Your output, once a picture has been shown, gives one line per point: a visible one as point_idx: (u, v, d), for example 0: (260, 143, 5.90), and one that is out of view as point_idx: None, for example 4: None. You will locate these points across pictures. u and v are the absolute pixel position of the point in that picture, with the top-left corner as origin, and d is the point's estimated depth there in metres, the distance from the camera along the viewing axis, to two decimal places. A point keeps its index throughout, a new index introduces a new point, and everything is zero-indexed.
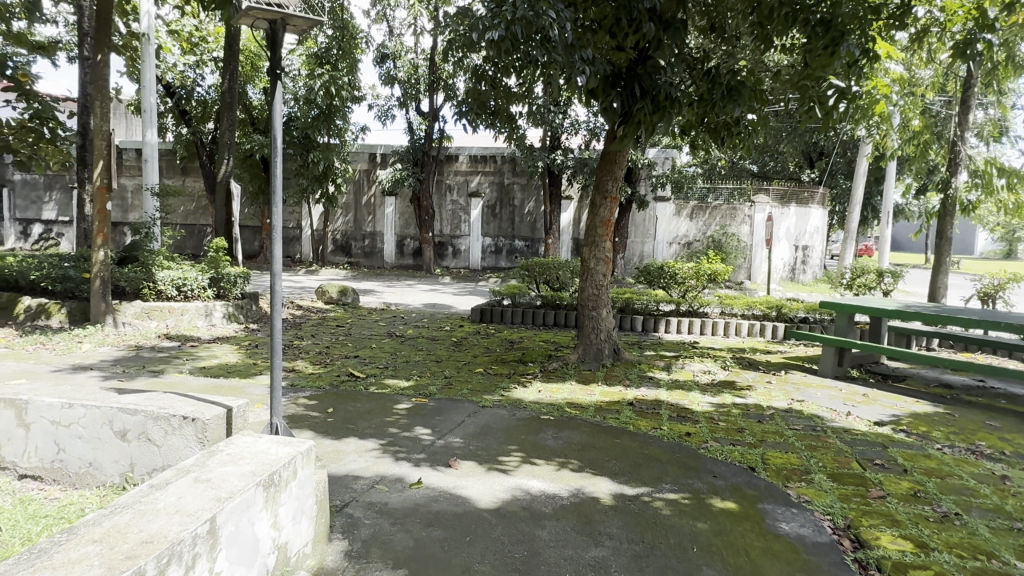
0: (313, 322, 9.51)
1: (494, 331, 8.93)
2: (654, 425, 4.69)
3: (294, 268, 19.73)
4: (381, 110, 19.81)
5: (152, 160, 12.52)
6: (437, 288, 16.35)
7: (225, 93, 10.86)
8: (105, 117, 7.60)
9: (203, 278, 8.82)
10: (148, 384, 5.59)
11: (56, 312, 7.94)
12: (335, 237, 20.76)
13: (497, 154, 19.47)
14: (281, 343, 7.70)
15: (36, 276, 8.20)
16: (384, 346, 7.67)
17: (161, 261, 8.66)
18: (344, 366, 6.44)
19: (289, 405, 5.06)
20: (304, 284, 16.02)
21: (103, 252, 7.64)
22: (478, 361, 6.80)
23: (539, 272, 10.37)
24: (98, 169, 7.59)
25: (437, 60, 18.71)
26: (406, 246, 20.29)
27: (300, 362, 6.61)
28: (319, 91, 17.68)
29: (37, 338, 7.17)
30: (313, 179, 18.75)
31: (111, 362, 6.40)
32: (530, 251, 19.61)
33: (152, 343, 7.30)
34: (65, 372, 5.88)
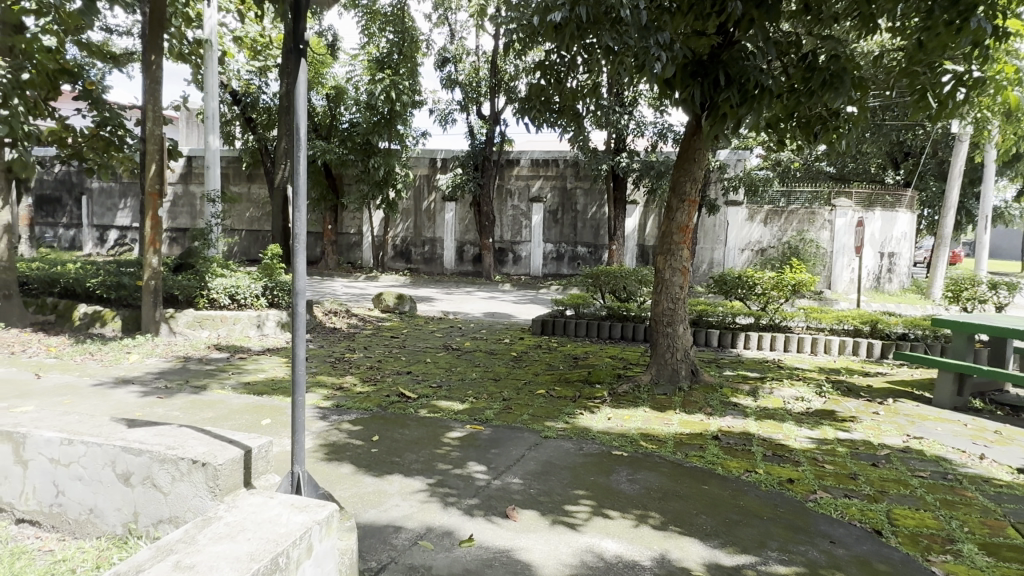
0: (368, 332, 9.12)
1: (556, 346, 8.30)
2: (747, 467, 3.99)
3: (354, 274, 19.62)
4: (441, 115, 19.50)
5: (213, 166, 12.48)
6: (497, 296, 15.89)
7: (283, 98, 10.59)
8: (159, 122, 7.42)
9: (255, 286, 8.48)
10: (187, 402, 5.22)
11: (109, 320, 7.74)
12: (394, 243, 20.59)
13: (559, 157, 18.87)
14: (333, 356, 7.29)
15: (92, 283, 8.07)
16: (438, 361, 7.17)
17: (215, 268, 8.46)
18: (395, 384, 5.95)
19: (332, 431, 4.58)
20: (363, 291, 15.80)
21: (155, 259, 7.45)
22: (543, 382, 6.17)
23: (606, 281, 9.63)
24: (149, 174, 7.39)
25: (498, 62, 18.31)
26: (466, 252, 19.88)
27: (349, 379, 6.16)
28: (380, 96, 17.50)
29: (87, 347, 6.97)
30: (374, 184, 18.62)
31: (155, 375, 6.11)
32: (593, 258, 18.87)
33: (201, 355, 7.00)
34: (106, 387, 5.59)
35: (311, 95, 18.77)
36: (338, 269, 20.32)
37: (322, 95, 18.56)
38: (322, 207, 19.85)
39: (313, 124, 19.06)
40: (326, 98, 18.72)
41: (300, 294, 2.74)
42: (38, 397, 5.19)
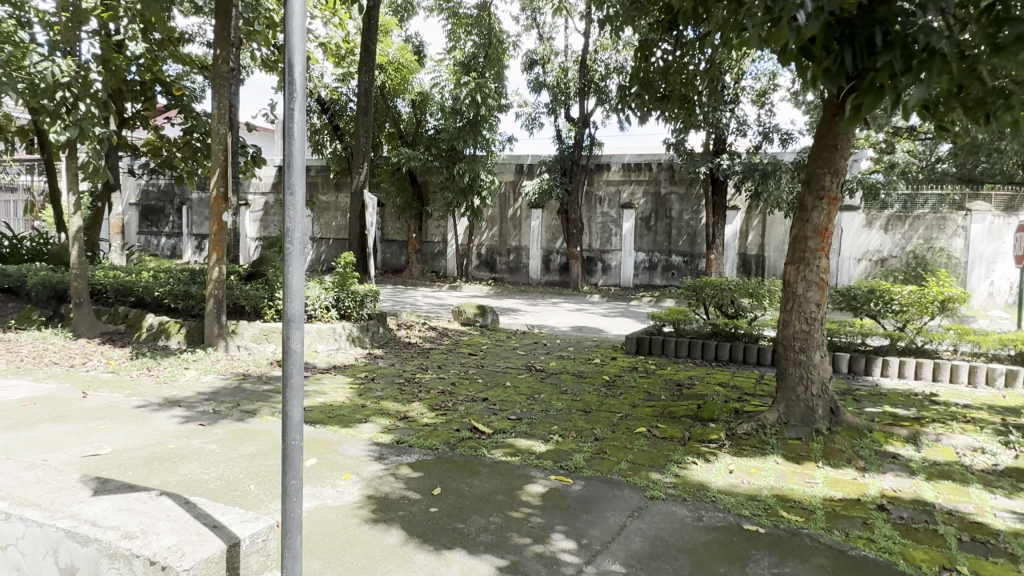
0: (444, 348, 8.37)
1: (655, 369, 7.23)
2: (942, 562, 2.86)
3: (438, 283, 19.11)
4: (528, 119, 18.76)
5: None
6: (585, 308, 14.93)
7: (362, 97, 10.01)
8: (224, 121, 6.90)
9: (326, 296, 7.88)
10: (229, 430, 4.54)
11: (175, 332, 7.34)
12: (479, 252, 19.93)
13: (653, 160, 17.69)
14: (402, 376, 6.53)
15: (160, 292, 7.72)
16: (519, 386, 6.28)
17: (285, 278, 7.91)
18: (468, 415, 5.10)
19: (386, 478, 3.75)
20: (445, 301, 15.19)
21: (217, 269, 6.93)
22: (643, 417, 5.14)
23: (710, 294, 8.46)
24: (215, 178, 6.89)
25: (588, 62, 17.42)
26: (553, 261, 18.96)
27: (417, 407, 5.36)
28: (465, 100, 16.92)
29: (147, 361, 6.51)
30: (458, 192, 18.01)
31: (209, 395, 5.51)
32: (688, 268, 17.52)
33: (261, 372, 6.42)
34: (152, 408, 5.02)
35: (397, 101, 18.56)
36: (422, 277, 19.90)
37: (408, 101, 18.33)
38: (408, 215, 19.54)
39: (398, 131, 18.81)
40: (411, 105, 18.44)
41: (295, 325, 1.95)
42: (75, 420, 4.65)
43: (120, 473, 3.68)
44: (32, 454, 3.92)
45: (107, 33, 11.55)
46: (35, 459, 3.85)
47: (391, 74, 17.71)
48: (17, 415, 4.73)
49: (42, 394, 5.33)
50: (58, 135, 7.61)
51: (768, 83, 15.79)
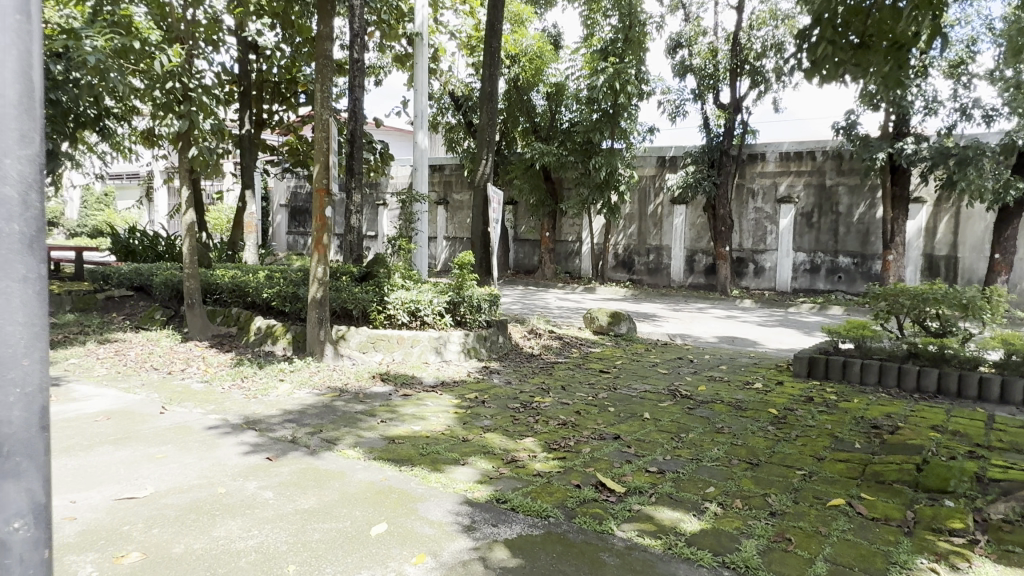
0: (571, 362, 7.23)
1: (838, 402, 5.64)
2: None
3: (572, 285, 18.01)
4: (672, 107, 17.17)
5: (421, 168, 11.41)
6: (736, 315, 13.18)
7: (485, 83, 9.03)
8: (327, 105, 6.24)
9: (439, 301, 7.00)
10: (296, 470, 3.68)
11: (281, 337, 6.78)
12: (616, 252, 18.58)
13: (816, 148, 15.48)
14: (518, 400, 5.48)
15: (269, 293, 7.22)
16: (661, 419, 5.01)
17: (396, 279, 7.15)
18: (593, 462, 3.94)
19: (471, 566, 2.67)
20: (579, 305, 14.04)
21: (320, 269, 6.26)
22: (836, 480, 3.71)
23: (906, 305, 6.65)
24: (317, 167, 6.24)
25: (741, 38, 15.52)
26: (698, 262, 17.21)
27: (531, 445, 4.26)
28: (602, 88, 15.66)
29: (243, 369, 5.91)
30: (594, 188, 16.76)
31: (293, 417, 4.74)
32: (860, 271, 15.15)
33: (361, 387, 5.62)
34: (223, 431, 4.30)
35: (531, 94, 17.69)
36: (555, 278, 18.88)
37: (543, 93, 17.37)
38: (541, 213, 18.62)
39: (532, 125, 17.91)
40: (546, 97, 17.48)
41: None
42: (135, 445, 4.01)
43: (142, 531, 2.89)
44: (61, 493, 3.25)
45: (242, 34, 11.59)
46: (61, 500, 3.17)
47: (524, 65, 16.83)
48: (82, 434, 4.18)
49: (121, 408, 4.81)
50: (168, 127, 7.38)
51: (965, 51, 13.16)
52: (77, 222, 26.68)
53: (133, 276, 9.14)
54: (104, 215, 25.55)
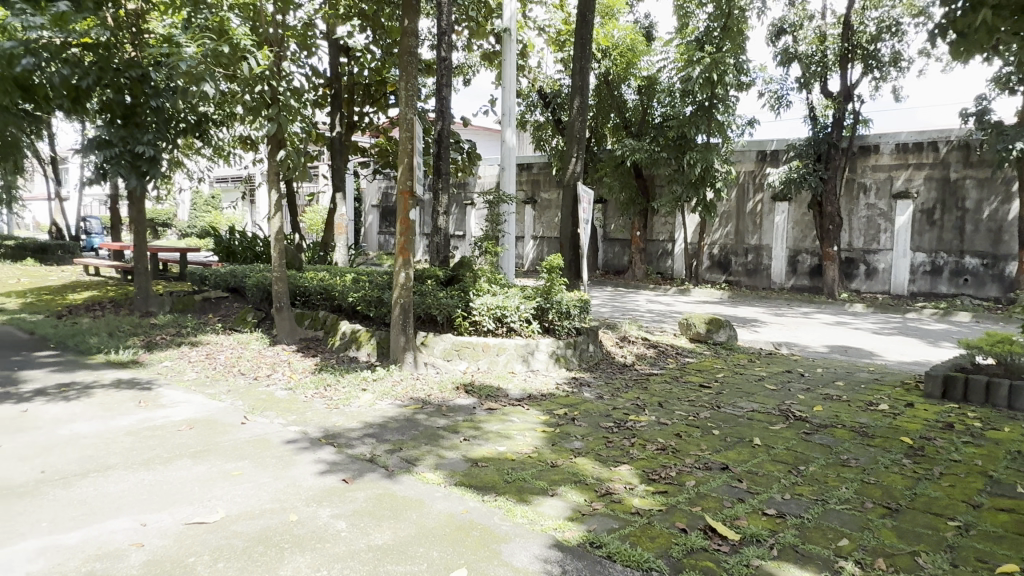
0: (667, 374, 6.70)
1: (985, 431, 4.86)
2: None
3: (664, 286, 17.29)
4: (774, 98, 16.11)
5: (509, 168, 11.12)
6: (846, 321, 12.15)
7: (576, 77, 8.59)
8: (412, 104, 6.01)
9: (526, 307, 6.64)
10: (372, 496, 3.41)
11: (365, 342, 6.64)
12: (711, 252, 17.68)
13: (939, 138, 14.01)
14: (612, 418, 5.05)
15: (354, 297, 7.10)
16: (775, 447, 4.43)
17: (482, 284, 6.86)
18: (699, 500, 3.46)
19: None
20: (672, 308, 13.37)
21: (403, 274, 6.03)
22: (1001, 536, 3.07)
23: None
24: (400, 169, 6.04)
25: (853, 21, 14.34)
26: (802, 262, 16.09)
27: (628, 475, 3.82)
28: (698, 80, 14.87)
29: (326, 377, 5.77)
30: (688, 185, 15.96)
31: (374, 431, 4.50)
32: (990, 273, 13.67)
33: (444, 399, 5.35)
34: (301, 445, 4.11)
35: (622, 89, 17.09)
36: (646, 279, 18.18)
37: (634, 87, 16.71)
38: (632, 211, 17.99)
39: (623, 120, 17.31)
40: (637, 91, 16.82)
41: None
42: (213, 459, 3.87)
43: (206, 566, 2.68)
44: (133, 514, 3.12)
45: (333, 38, 11.67)
46: (131, 522, 3.03)
47: (616, 59, 16.27)
48: (163, 445, 4.10)
49: (204, 416, 4.74)
50: (259, 130, 7.39)
51: None
52: (189, 223, 28.30)
53: (229, 278, 9.30)
54: (211, 216, 26.95)
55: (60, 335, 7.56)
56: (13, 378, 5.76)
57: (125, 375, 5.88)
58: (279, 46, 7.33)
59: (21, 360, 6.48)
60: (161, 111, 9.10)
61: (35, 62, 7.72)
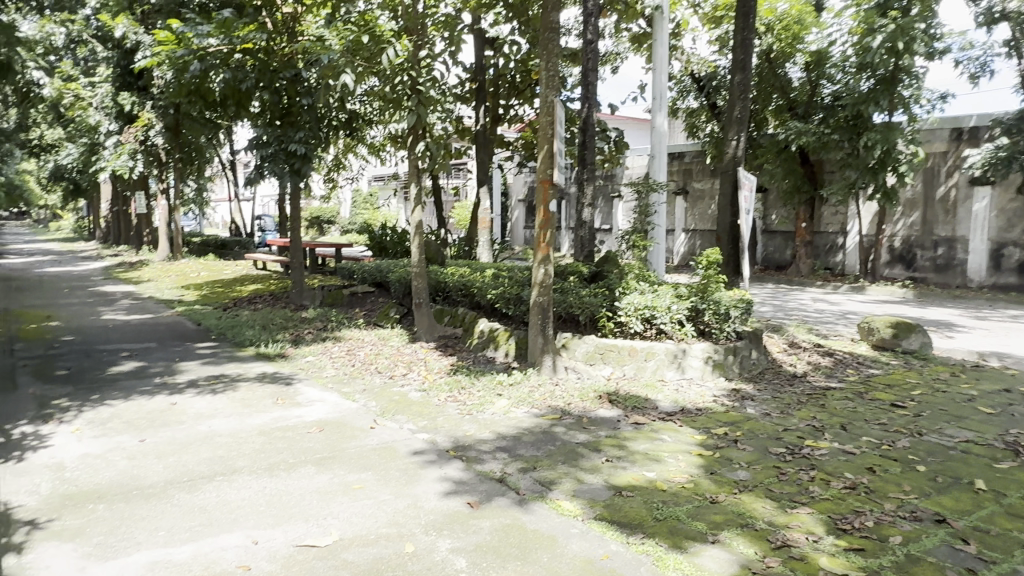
0: (847, 389, 5.71)
1: None
2: None
3: (834, 283, 15.55)
4: (975, 66, 13.85)
5: (659, 156, 10.34)
6: None
7: (737, 48, 7.60)
8: (555, 86, 5.52)
9: (678, 307, 5.93)
10: (498, 526, 2.96)
11: (503, 342, 6.27)
12: (892, 245, 15.65)
13: None
14: (783, 442, 4.25)
15: (492, 294, 6.75)
16: (1007, 494, 3.45)
17: (629, 281, 6.24)
18: (910, 568, 2.67)
19: None
20: (845, 308, 11.88)
21: (543, 270, 5.58)
22: None
23: None
24: (541, 157, 5.58)
25: None
26: (1008, 257, 13.75)
27: (809, 522, 3.08)
28: (879, 50, 13.09)
29: (460, 379, 5.46)
30: (864, 170, 14.12)
31: (506, 444, 4.08)
32: None
33: (584, 409, 4.83)
34: (428, 458, 3.76)
35: (787, 67, 15.53)
36: (812, 275, 16.49)
37: (801, 64, 15.12)
38: (797, 201, 16.34)
39: (787, 102, 15.67)
40: (804, 68, 15.21)
41: None
42: (336, 469, 3.63)
43: None
44: (246, 529, 2.91)
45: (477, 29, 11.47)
46: (242, 539, 2.82)
47: (780, 34, 14.88)
48: (290, 449, 3.93)
49: (336, 418, 4.56)
50: (400, 124, 7.26)
51: None
52: (349, 220, 29.99)
53: (375, 273, 9.31)
54: (369, 213, 28.33)
55: (221, 327, 7.96)
56: (173, 369, 6.01)
57: (269, 369, 5.96)
58: (419, 35, 7.11)
59: (183, 351, 6.82)
60: (313, 109, 9.32)
61: (202, 68, 8.17)
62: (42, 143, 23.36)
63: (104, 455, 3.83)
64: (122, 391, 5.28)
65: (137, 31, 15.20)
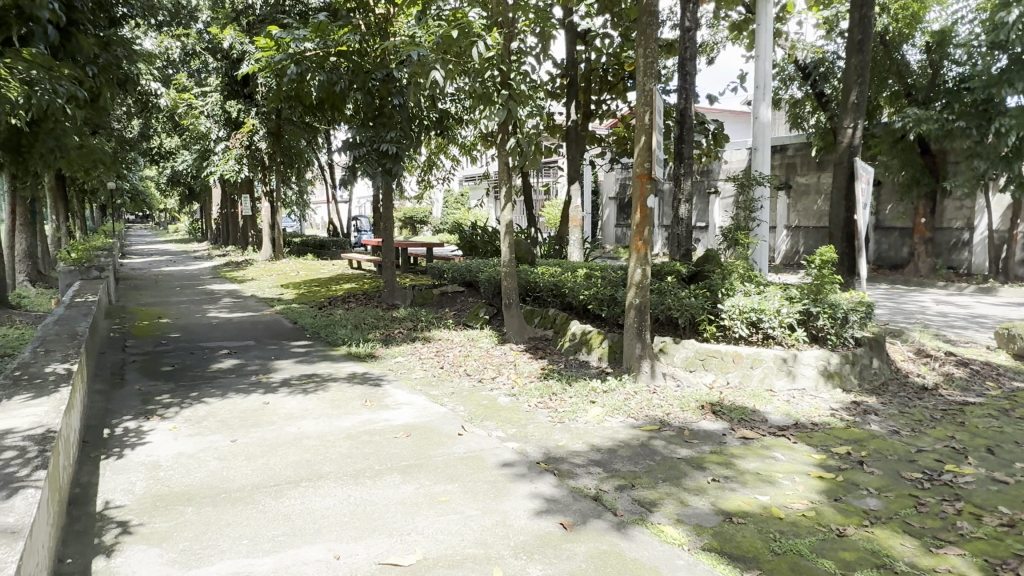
0: (988, 404, 5.04)
1: None
2: None
3: (959, 283, 14.18)
4: None
5: (762, 148, 9.72)
6: None
7: (855, 27, 6.91)
8: (653, 73, 5.16)
9: (789, 311, 5.42)
10: (595, 553, 2.69)
11: (597, 345, 5.98)
12: None
13: None
14: (918, 466, 3.74)
15: (584, 295, 6.46)
16: None
17: (733, 282, 5.78)
18: None
19: None
20: (975, 311, 10.76)
21: (639, 271, 5.24)
22: None
23: None
24: (637, 151, 5.24)
25: None
26: None
27: (961, 566, 2.63)
28: (1015, 25, 11.77)
29: (552, 384, 5.21)
30: (996, 159, 12.80)
31: (600, 458, 3.80)
32: None
33: (685, 421, 4.46)
34: (518, 471, 3.54)
35: (905, 50, 14.37)
36: (932, 275, 15.14)
37: (921, 46, 13.93)
38: (915, 194, 15.04)
39: (904, 87, 14.44)
40: (925, 50, 14.00)
41: None
42: (422, 479, 3.46)
43: None
44: (328, 542, 2.78)
45: (569, 22, 11.17)
46: (324, 553, 2.69)
47: (896, 14, 13.75)
48: (375, 455, 3.80)
49: (423, 423, 4.41)
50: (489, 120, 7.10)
51: None
52: (441, 219, 30.42)
53: (464, 272, 9.22)
54: (460, 213, 28.61)
55: (315, 326, 8.09)
56: (268, 368, 6.09)
57: (359, 369, 5.93)
58: (509, 27, 6.91)
59: (279, 349, 6.93)
60: (404, 108, 9.30)
61: (299, 71, 8.31)
62: (160, 151, 24.99)
63: (196, 455, 3.83)
64: (219, 389, 5.37)
65: (243, 42, 15.93)
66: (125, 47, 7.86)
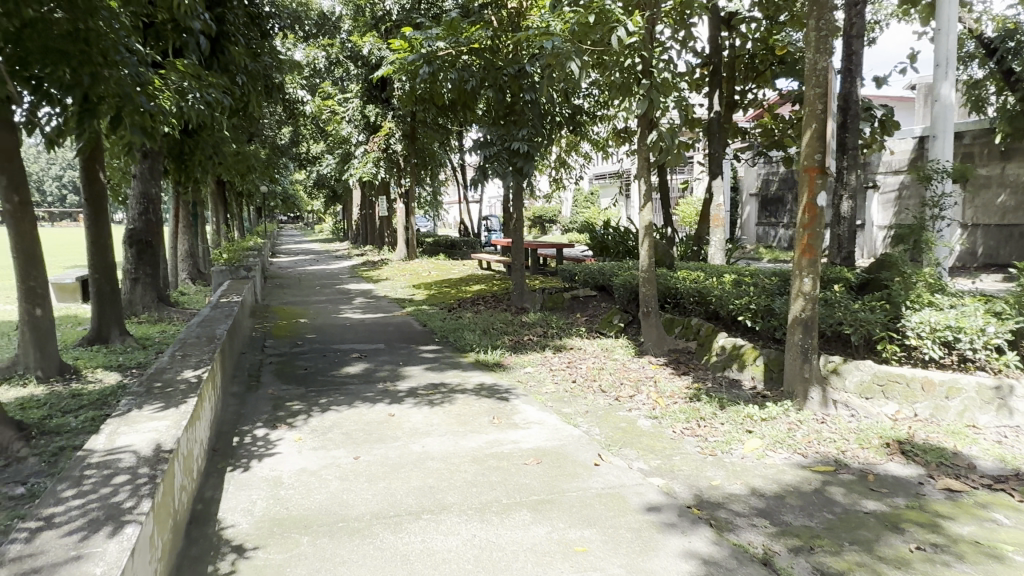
0: None
1: None
2: None
3: None
4: None
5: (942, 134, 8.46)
6: None
7: None
8: (824, 49, 4.43)
9: (997, 331, 4.44)
10: None
11: (750, 363, 5.27)
12: None
13: None
14: None
15: (734, 305, 5.76)
16: None
17: (921, 293, 4.86)
18: None
19: None
20: None
21: (810, 281, 4.52)
22: None
23: None
24: (805, 140, 4.52)
25: None
26: None
27: None
28: None
29: (700, 407, 4.60)
30: None
31: (765, 506, 3.19)
32: None
33: (867, 463, 3.71)
34: (666, 519, 3.01)
35: None
36: None
37: None
38: None
39: None
40: None
41: None
42: (555, 519, 3.03)
43: None
44: None
45: (712, 6, 10.32)
46: None
47: None
48: (503, 485, 3.42)
49: (556, 447, 3.98)
50: (626, 112, 6.54)
51: None
52: (571, 219, 30.00)
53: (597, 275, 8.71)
54: (591, 212, 28.04)
55: (444, 330, 7.92)
56: (396, 374, 5.93)
57: (488, 380, 5.60)
58: (650, 10, 6.40)
59: (408, 354, 6.79)
60: (537, 105, 8.91)
61: (431, 70, 8.24)
62: (308, 156, 26.45)
63: (319, 472, 3.64)
64: (348, 396, 5.24)
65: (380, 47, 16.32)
66: (271, 57, 8.11)
